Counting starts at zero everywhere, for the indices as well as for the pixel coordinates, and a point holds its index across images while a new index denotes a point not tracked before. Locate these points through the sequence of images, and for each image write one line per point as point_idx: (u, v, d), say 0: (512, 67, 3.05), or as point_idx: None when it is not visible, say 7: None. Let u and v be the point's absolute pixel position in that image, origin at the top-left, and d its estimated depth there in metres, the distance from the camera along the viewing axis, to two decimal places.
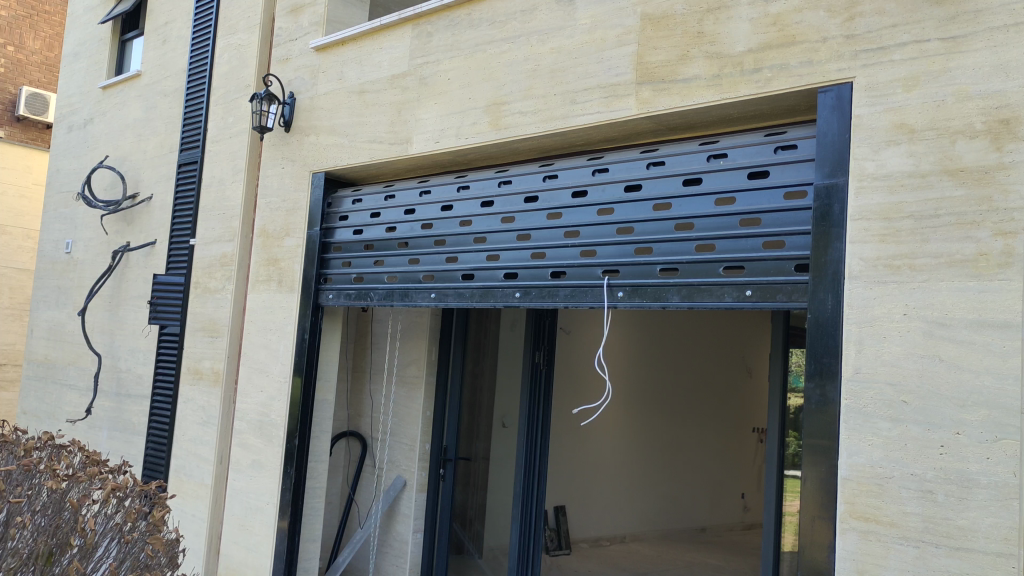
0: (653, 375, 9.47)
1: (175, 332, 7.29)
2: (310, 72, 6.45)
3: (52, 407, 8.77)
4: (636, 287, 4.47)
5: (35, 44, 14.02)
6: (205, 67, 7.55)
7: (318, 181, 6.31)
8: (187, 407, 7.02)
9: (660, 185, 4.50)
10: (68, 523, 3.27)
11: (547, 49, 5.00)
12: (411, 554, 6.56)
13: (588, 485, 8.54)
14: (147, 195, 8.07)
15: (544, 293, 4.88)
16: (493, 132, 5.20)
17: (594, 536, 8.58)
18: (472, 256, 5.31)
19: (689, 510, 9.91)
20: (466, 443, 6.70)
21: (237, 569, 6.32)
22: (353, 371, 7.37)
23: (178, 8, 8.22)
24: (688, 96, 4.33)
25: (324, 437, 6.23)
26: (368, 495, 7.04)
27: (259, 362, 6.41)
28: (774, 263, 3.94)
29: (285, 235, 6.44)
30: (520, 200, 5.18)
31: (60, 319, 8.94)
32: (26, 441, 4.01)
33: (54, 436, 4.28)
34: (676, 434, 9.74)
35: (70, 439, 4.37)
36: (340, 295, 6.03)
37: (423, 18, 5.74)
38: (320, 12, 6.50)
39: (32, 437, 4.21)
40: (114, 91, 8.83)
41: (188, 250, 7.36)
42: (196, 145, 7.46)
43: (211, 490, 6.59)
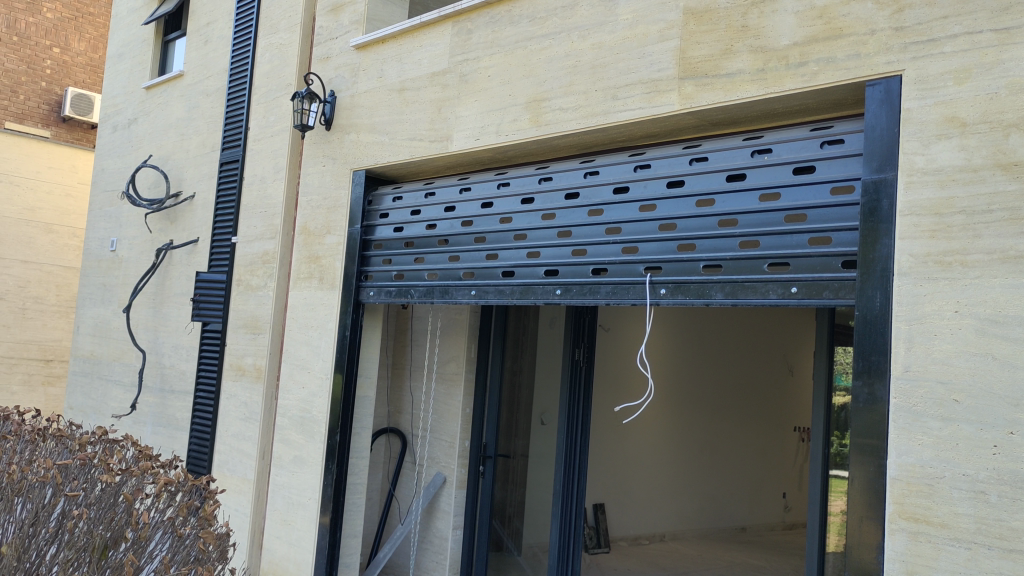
0: (694, 373, 9.39)
1: (217, 328, 7.37)
2: (350, 70, 6.49)
3: (97, 402, 8.92)
4: (678, 284, 4.43)
5: (80, 46, 14.28)
6: (246, 66, 7.63)
7: (358, 179, 6.34)
8: (230, 403, 7.10)
9: (703, 180, 4.44)
10: (123, 516, 3.32)
11: (588, 44, 4.98)
12: (450, 550, 6.62)
13: (627, 483, 8.49)
14: (189, 193, 8.18)
15: (585, 290, 4.86)
16: (535, 128, 5.19)
17: (634, 534, 8.54)
18: (513, 253, 5.31)
19: (730, 509, 9.83)
20: (506, 439, 6.67)
21: (280, 563, 6.38)
22: (393, 368, 7.41)
23: (220, 8, 8.31)
24: (732, 91, 4.28)
25: (365, 433, 6.25)
26: (408, 491, 7.07)
27: (300, 359, 6.47)
28: (820, 259, 3.89)
29: (326, 232, 6.49)
30: (561, 196, 5.15)
31: (105, 315, 9.09)
32: (80, 435, 4.09)
33: (108, 430, 4.32)
34: (717, 432, 9.65)
35: (124, 434, 4.41)
36: (380, 292, 6.05)
37: (463, 15, 5.74)
38: (360, 11, 6.53)
39: (87, 431, 4.27)
40: (157, 91, 8.97)
41: (230, 247, 7.45)
42: (238, 144, 7.54)
43: (254, 484, 6.66)
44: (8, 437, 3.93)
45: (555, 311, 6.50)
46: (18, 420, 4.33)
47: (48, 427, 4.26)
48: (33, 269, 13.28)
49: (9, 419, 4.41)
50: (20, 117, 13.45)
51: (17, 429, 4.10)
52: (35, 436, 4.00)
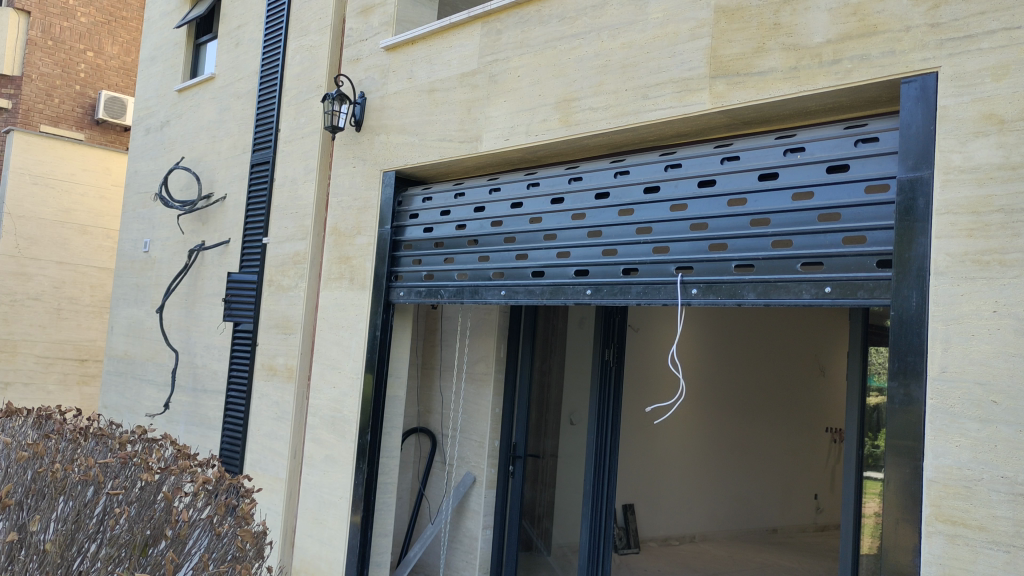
0: (725, 373, 9.34)
1: (248, 328, 7.44)
2: (380, 71, 6.52)
3: (131, 402, 9.04)
4: (710, 284, 4.40)
5: (113, 49, 14.48)
6: (277, 67, 7.69)
7: (388, 180, 6.36)
8: (262, 402, 7.16)
9: (735, 179, 4.42)
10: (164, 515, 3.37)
11: (618, 44, 4.97)
12: (481, 550, 6.63)
13: (657, 484, 8.45)
14: (221, 195, 8.26)
15: (615, 290, 4.85)
16: (565, 128, 5.18)
17: (663, 535, 8.50)
18: (543, 253, 5.31)
19: (761, 510, 9.76)
20: (536, 439, 6.68)
21: (312, 561, 6.42)
22: (422, 368, 7.43)
23: (251, 11, 8.38)
24: (764, 89, 4.25)
25: (395, 433, 6.29)
26: (438, 491, 7.10)
27: (331, 359, 6.51)
28: (855, 258, 3.85)
29: (356, 233, 6.52)
30: (591, 196, 5.14)
31: (139, 315, 9.21)
32: (120, 434, 4.15)
33: (147, 429, 4.38)
34: (748, 432, 9.59)
35: (163, 434, 4.48)
36: (410, 292, 6.08)
37: (493, 16, 5.75)
38: (390, 13, 6.56)
39: (128, 430, 4.34)
40: (189, 93, 9.07)
41: (261, 248, 7.51)
42: (269, 145, 7.60)
43: (286, 483, 6.72)
44: (50, 436, 3.98)
45: (584, 312, 6.49)
46: (60, 421, 4.40)
47: (89, 427, 4.32)
48: (68, 270, 13.46)
49: (51, 419, 4.47)
50: (55, 120, 13.77)
51: (58, 428, 4.16)
52: (77, 435, 4.06)
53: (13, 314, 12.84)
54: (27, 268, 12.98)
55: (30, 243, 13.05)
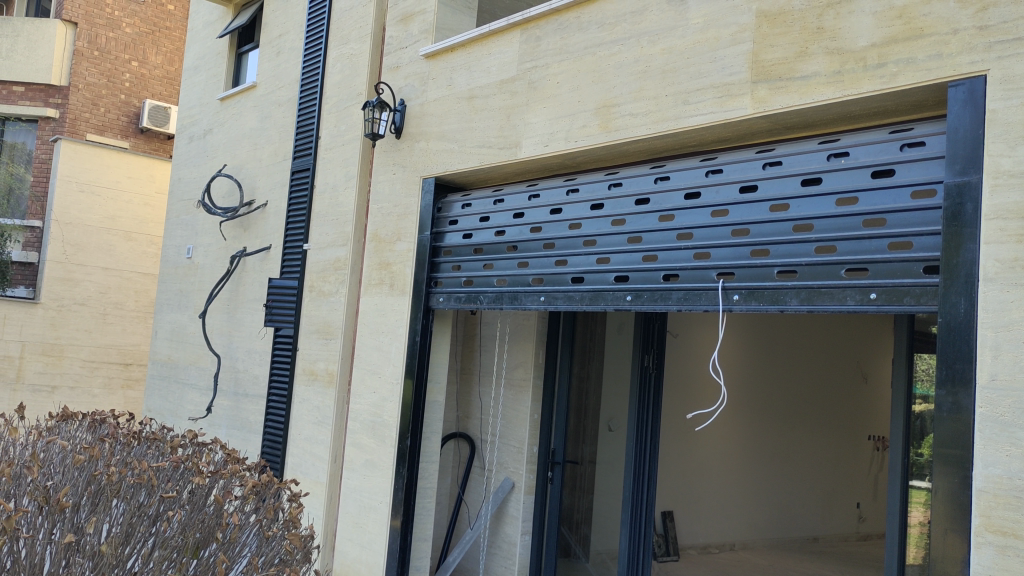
0: (765, 380, 9.24)
1: (289, 334, 7.53)
2: (419, 79, 6.57)
3: (174, 405, 9.17)
4: (752, 290, 4.37)
5: (156, 59, 14.78)
6: (318, 75, 7.79)
7: (428, 186, 6.42)
8: (303, 407, 7.23)
9: (777, 185, 4.39)
10: (214, 518, 3.43)
11: (658, 50, 4.96)
12: (520, 555, 6.62)
13: (696, 491, 8.36)
14: (262, 201, 8.37)
15: (656, 297, 4.82)
16: (604, 134, 5.18)
17: (703, 543, 8.43)
18: (582, 259, 5.31)
19: (803, 518, 9.65)
20: (574, 445, 6.66)
21: (352, 565, 6.46)
22: (461, 373, 7.45)
23: (292, 20, 8.49)
24: (807, 94, 4.21)
25: (435, 438, 6.32)
26: (477, 496, 7.11)
27: (371, 364, 6.56)
28: (900, 264, 3.80)
29: (397, 239, 6.57)
30: (631, 201, 5.13)
31: (182, 320, 9.34)
32: (172, 439, 4.22)
33: (197, 434, 4.45)
34: (790, 440, 9.49)
35: (214, 439, 4.53)
36: (450, 298, 6.12)
37: (532, 23, 5.77)
38: (429, 20, 6.60)
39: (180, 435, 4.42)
40: (231, 102, 9.21)
41: (302, 254, 7.60)
42: (309, 153, 7.69)
43: (327, 487, 6.78)
44: (105, 440, 4.07)
45: (623, 318, 6.48)
46: (114, 425, 4.48)
47: (141, 430, 4.38)
48: (113, 276, 13.68)
49: (105, 422, 4.56)
50: (100, 129, 13.87)
51: (113, 432, 4.24)
52: (130, 438, 4.14)
53: (60, 319, 13.05)
54: (73, 274, 13.25)
55: (77, 249, 13.31)
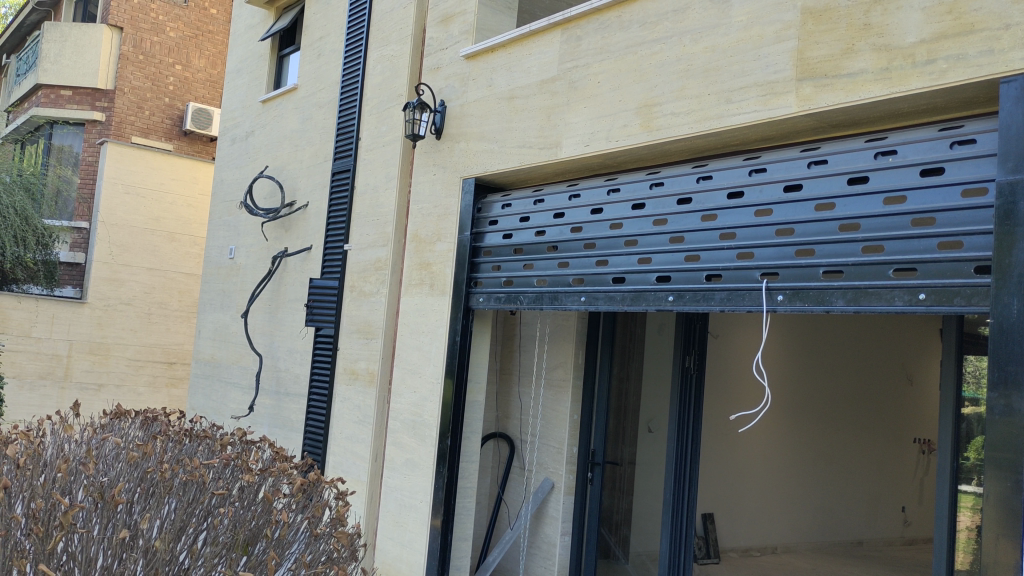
0: (808, 382, 9.13)
1: (330, 333, 7.60)
2: (460, 79, 6.59)
3: (217, 404, 9.30)
4: (797, 290, 4.32)
5: (200, 62, 15.00)
6: (358, 77, 7.85)
7: (468, 187, 6.43)
8: (344, 406, 7.29)
9: (822, 184, 4.33)
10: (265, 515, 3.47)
11: (700, 48, 4.92)
12: (559, 556, 6.59)
13: (738, 494, 8.27)
14: (303, 202, 8.45)
15: (698, 297, 4.79)
16: (645, 133, 5.16)
17: (744, 546, 8.34)
18: (623, 259, 5.28)
19: (847, 522, 9.54)
20: (614, 446, 6.63)
21: (393, 564, 6.49)
22: (501, 373, 7.46)
23: (333, 23, 8.57)
24: (853, 92, 4.15)
25: (475, 437, 6.33)
26: (517, 496, 7.10)
27: (412, 364, 6.59)
28: (951, 264, 3.73)
29: (437, 239, 6.60)
30: (673, 201, 5.09)
31: (225, 320, 9.46)
32: (222, 437, 4.27)
33: (246, 432, 4.50)
34: (833, 442, 9.35)
35: (262, 436, 4.57)
36: (490, 299, 6.12)
37: (572, 22, 5.75)
38: (470, 21, 6.62)
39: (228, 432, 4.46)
40: (273, 104, 9.32)
41: (342, 254, 7.66)
42: (349, 153, 7.76)
43: (368, 486, 6.84)
44: (157, 437, 4.12)
45: (663, 318, 6.44)
46: (166, 423, 4.52)
47: (192, 428, 4.46)
48: (158, 277, 13.88)
49: (157, 420, 4.61)
50: (145, 131, 14.24)
51: (164, 430, 4.30)
52: (181, 436, 4.21)
53: (107, 319, 13.26)
54: (119, 274, 13.49)
55: (123, 250, 13.56)
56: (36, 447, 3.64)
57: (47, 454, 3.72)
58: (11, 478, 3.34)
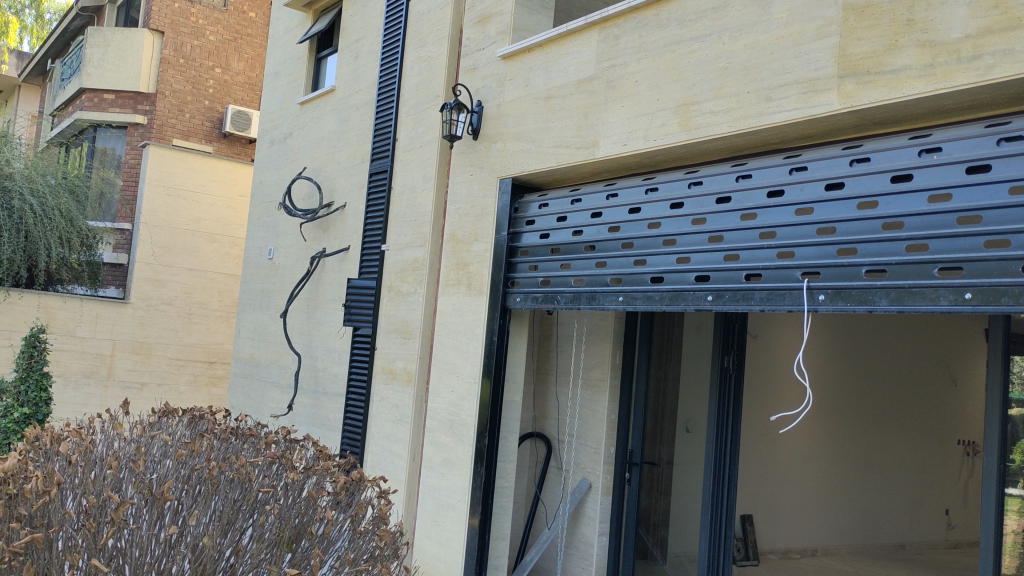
0: (849, 383, 9.04)
1: (368, 333, 7.66)
2: (497, 80, 6.60)
3: (257, 403, 9.41)
4: (838, 290, 4.27)
5: (238, 65, 15.18)
6: (395, 78, 7.91)
7: (506, 187, 6.44)
8: (382, 405, 7.35)
9: (865, 182, 4.27)
10: (310, 514, 3.52)
11: (740, 46, 4.88)
12: (596, 557, 6.58)
13: (777, 495, 8.18)
14: (341, 203, 8.53)
15: (737, 297, 4.74)
16: (684, 132, 5.13)
17: (783, 547, 8.25)
18: (661, 259, 5.25)
19: (889, 524, 9.41)
20: (652, 446, 6.60)
21: (431, 563, 6.52)
22: (538, 372, 7.47)
23: (370, 24, 8.64)
24: (896, 88, 4.08)
25: (512, 437, 6.34)
26: (555, 496, 7.09)
27: (449, 363, 6.62)
28: (997, 263, 3.66)
29: (474, 240, 6.62)
30: (711, 200, 5.06)
31: (264, 320, 9.58)
32: (267, 435, 4.31)
33: (291, 430, 4.51)
34: (875, 444, 9.24)
35: (306, 435, 4.58)
36: (527, 298, 6.12)
37: (610, 21, 5.74)
38: (506, 21, 6.63)
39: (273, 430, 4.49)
40: (311, 106, 9.42)
41: (379, 255, 7.71)
42: (387, 154, 7.81)
43: (406, 485, 6.89)
44: (204, 436, 4.19)
45: (701, 318, 6.41)
46: (212, 421, 4.57)
47: (239, 427, 4.52)
48: (198, 277, 14.10)
49: (204, 418, 4.67)
50: (186, 134, 14.44)
51: (211, 428, 4.37)
52: (228, 434, 4.27)
53: (149, 318, 13.47)
54: (161, 275, 13.72)
55: (164, 251, 13.79)
56: (87, 444, 3.73)
57: (98, 452, 3.81)
58: (66, 475, 3.43)
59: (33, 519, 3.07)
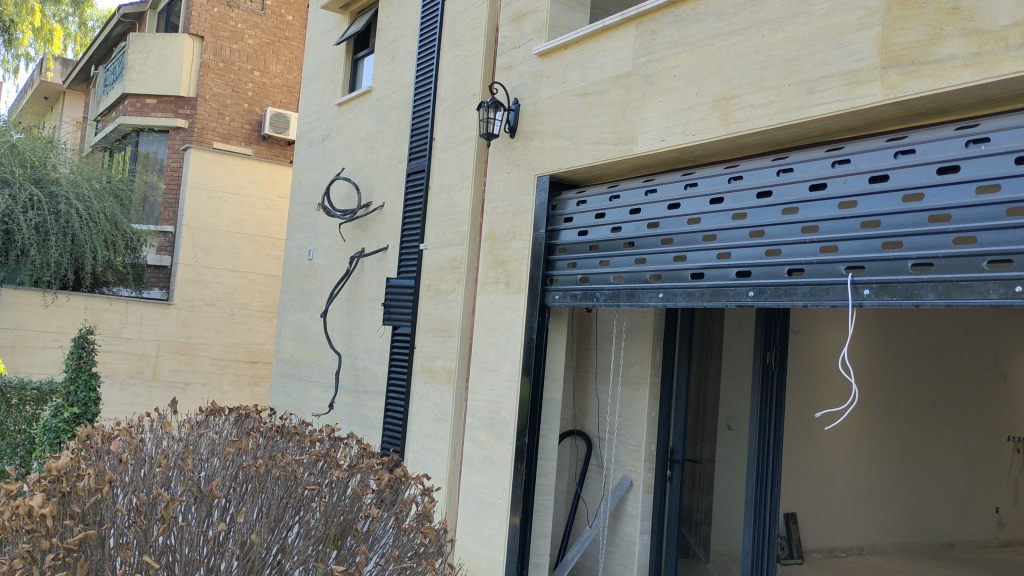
0: (895, 378, 8.91)
1: (407, 332, 7.70)
2: (533, 77, 6.60)
3: (298, 402, 9.51)
4: (884, 284, 4.20)
5: (277, 68, 15.30)
6: (431, 77, 7.93)
7: (543, 185, 6.43)
8: (422, 403, 7.39)
9: (910, 174, 4.19)
10: (355, 509, 3.55)
11: (780, 38, 4.82)
12: (639, 555, 6.55)
13: (821, 493, 8.07)
14: (379, 203, 8.58)
15: (780, 292, 4.68)
16: (723, 127, 5.08)
17: (829, 546, 8.15)
18: (701, 255, 5.20)
19: (937, 522, 9.24)
20: (693, 444, 6.54)
21: (473, 560, 6.52)
22: (577, 370, 7.45)
23: (405, 25, 8.67)
24: (942, 78, 4.00)
25: (552, 435, 6.34)
26: (595, 494, 7.06)
27: (488, 362, 6.63)
28: None
29: (512, 237, 6.62)
30: (752, 195, 5.00)
31: (305, 320, 9.67)
32: (311, 433, 4.33)
33: (335, 429, 4.52)
34: (922, 439, 9.07)
35: (350, 434, 4.61)
36: (566, 296, 6.10)
37: (647, 16, 5.70)
38: (542, 19, 6.62)
39: (317, 429, 4.51)
40: (348, 107, 9.49)
41: (418, 254, 7.75)
42: (424, 154, 7.84)
43: (446, 483, 6.93)
44: (251, 434, 4.24)
45: (742, 314, 6.35)
46: (258, 420, 4.61)
47: (284, 426, 4.54)
48: (240, 278, 14.26)
49: (250, 417, 4.71)
50: (227, 136, 14.65)
51: (257, 427, 4.41)
52: (273, 433, 4.31)
53: (192, 319, 13.66)
54: (203, 276, 13.91)
55: (206, 253, 13.99)
56: (137, 443, 3.80)
57: (147, 450, 3.87)
58: (117, 474, 3.50)
59: (86, 517, 3.13)
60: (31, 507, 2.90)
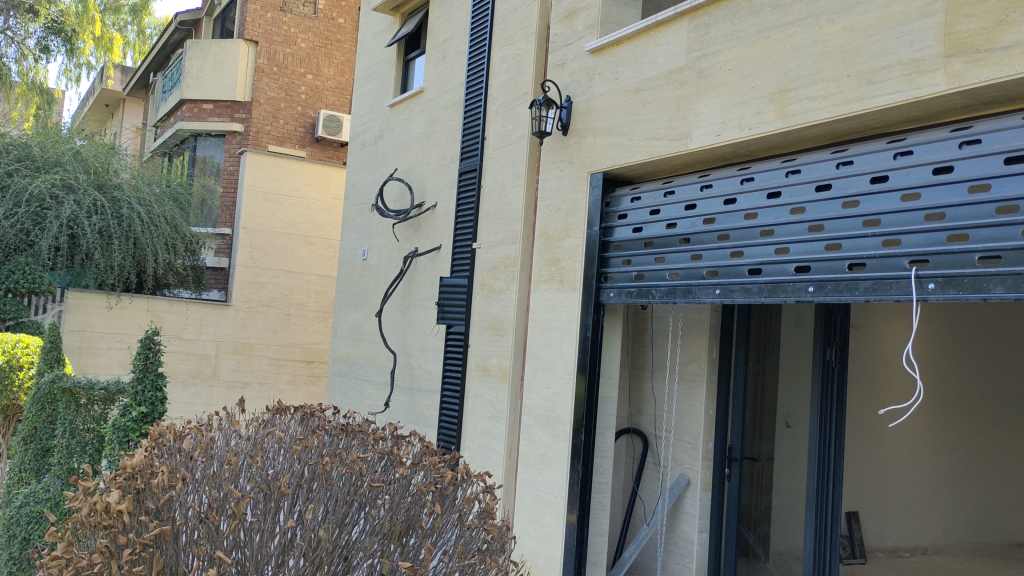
0: (960, 375, 8.70)
1: (461, 330, 7.75)
2: (585, 74, 6.59)
3: (354, 401, 9.63)
4: (949, 277, 4.08)
5: (329, 71, 15.45)
6: (482, 76, 7.96)
7: (596, 182, 6.40)
8: (477, 401, 7.43)
9: (975, 165, 4.09)
10: (417, 506, 3.58)
11: (838, 28, 4.74)
12: (696, 553, 6.52)
13: (885, 493, 7.91)
14: (432, 203, 8.64)
15: (841, 288, 4.60)
16: (780, 120, 5.01)
17: (892, 546, 7.96)
18: (759, 250, 5.13)
19: (1005, 522, 8.99)
20: (751, 442, 6.48)
21: (531, 558, 6.53)
22: (633, 368, 7.44)
23: (456, 25, 8.71)
24: (1007, 66, 3.88)
25: (609, 433, 6.35)
26: (652, 492, 7.05)
27: (543, 360, 6.63)
28: None
29: (565, 235, 6.61)
30: (811, 188, 4.92)
31: (360, 319, 9.78)
32: (374, 431, 4.37)
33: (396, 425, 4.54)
34: (988, 437, 8.84)
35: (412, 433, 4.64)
36: (621, 293, 6.07)
37: (700, 10, 5.66)
38: (594, 16, 6.60)
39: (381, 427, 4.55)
40: (400, 108, 9.57)
41: (471, 252, 7.79)
42: (475, 153, 7.87)
43: (503, 480, 6.97)
44: (316, 432, 4.33)
45: (801, 309, 6.17)
46: (322, 419, 4.66)
47: (348, 424, 4.60)
48: (295, 279, 14.48)
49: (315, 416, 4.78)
50: (281, 139, 14.82)
51: (321, 426, 4.47)
52: (336, 433, 4.35)
53: (250, 320, 13.90)
54: (260, 277, 14.15)
55: (263, 254, 14.25)
56: (206, 441, 3.89)
57: (216, 448, 3.94)
58: (187, 471, 3.58)
59: (160, 513, 3.19)
60: (108, 503, 2.99)
